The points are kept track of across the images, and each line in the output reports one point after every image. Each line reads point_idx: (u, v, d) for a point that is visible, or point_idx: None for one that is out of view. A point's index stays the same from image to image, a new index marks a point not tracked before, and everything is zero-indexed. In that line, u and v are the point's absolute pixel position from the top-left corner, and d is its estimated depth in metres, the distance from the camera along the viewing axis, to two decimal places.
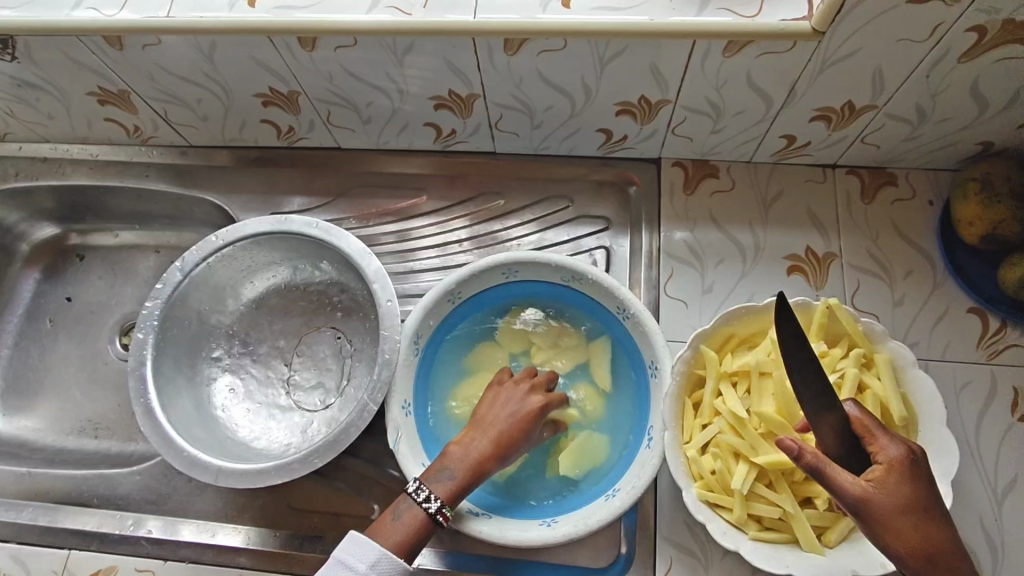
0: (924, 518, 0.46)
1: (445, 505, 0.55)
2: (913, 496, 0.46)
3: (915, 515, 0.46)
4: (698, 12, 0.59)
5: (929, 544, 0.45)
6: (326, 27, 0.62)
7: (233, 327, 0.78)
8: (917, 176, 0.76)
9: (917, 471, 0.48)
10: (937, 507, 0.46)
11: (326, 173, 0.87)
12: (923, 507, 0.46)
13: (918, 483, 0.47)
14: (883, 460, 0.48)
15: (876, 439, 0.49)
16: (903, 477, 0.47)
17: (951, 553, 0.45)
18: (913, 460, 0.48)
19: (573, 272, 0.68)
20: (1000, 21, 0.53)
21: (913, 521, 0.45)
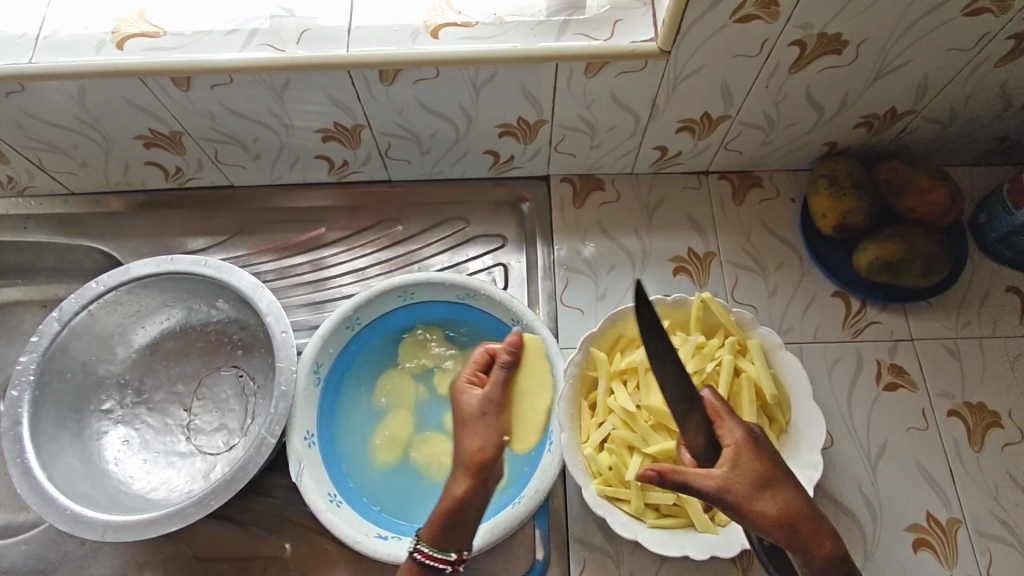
0: (780, 488, 0.47)
1: (422, 544, 0.53)
2: (762, 468, 0.48)
3: (773, 488, 0.47)
4: (557, 37, 0.64)
5: (790, 513, 0.46)
6: (198, 66, 0.63)
7: (125, 376, 0.75)
8: (779, 177, 0.83)
9: (759, 445, 0.50)
10: (787, 474, 0.48)
11: (221, 211, 0.86)
12: (776, 477, 0.48)
13: (764, 455, 0.49)
14: (732, 443, 0.50)
15: (723, 421, 0.51)
16: (751, 455, 0.49)
17: (812, 517, 0.47)
18: (753, 437, 0.50)
19: (468, 289, 0.71)
20: (815, 35, 0.61)
21: (770, 495, 0.47)
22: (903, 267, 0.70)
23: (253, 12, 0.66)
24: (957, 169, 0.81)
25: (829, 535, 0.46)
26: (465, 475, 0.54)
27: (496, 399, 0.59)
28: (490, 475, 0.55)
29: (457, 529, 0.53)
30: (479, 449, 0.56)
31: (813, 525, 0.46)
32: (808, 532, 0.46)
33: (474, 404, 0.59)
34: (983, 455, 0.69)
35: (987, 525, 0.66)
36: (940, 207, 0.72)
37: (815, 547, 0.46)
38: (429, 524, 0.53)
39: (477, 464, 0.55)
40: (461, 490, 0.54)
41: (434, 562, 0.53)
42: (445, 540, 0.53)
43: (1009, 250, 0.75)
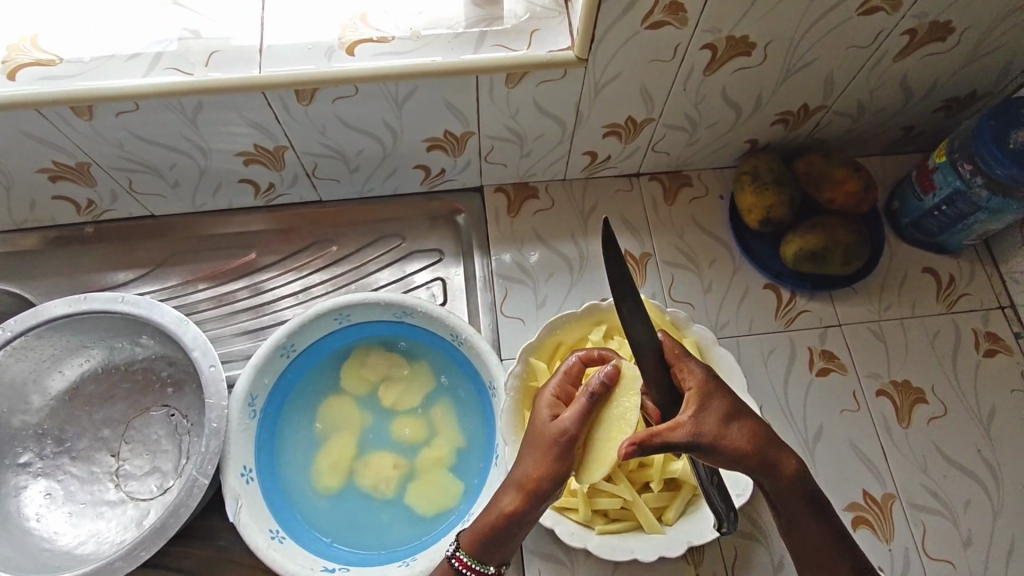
0: (748, 419, 0.50)
1: (461, 548, 0.56)
2: (728, 404, 0.49)
3: (742, 422, 0.49)
4: (476, 49, 0.64)
5: (759, 441, 0.49)
6: (100, 94, 0.60)
7: (43, 426, 0.70)
8: (707, 175, 0.85)
9: (719, 383, 0.51)
10: (747, 405, 0.51)
11: (142, 243, 0.82)
12: (740, 411, 0.49)
13: (725, 390, 0.50)
14: (694, 385, 0.50)
15: (680, 364, 0.51)
16: (713, 394, 0.49)
17: (772, 441, 0.50)
18: (712, 375, 0.51)
19: (403, 307, 0.70)
20: (724, 38, 0.63)
21: (740, 429, 0.49)
22: (825, 256, 0.73)
23: (157, 34, 0.63)
24: (870, 158, 0.85)
25: (790, 453, 0.51)
26: (516, 491, 0.54)
27: (573, 428, 0.53)
28: (542, 501, 0.53)
29: (502, 539, 0.54)
30: (534, 473, 0.53)
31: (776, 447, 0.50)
32: (777, 454, 0.50)
33: (566, 429, 0.53)
34: (911, 431, 0.72)
35: (919, 497, 0.69)
36: (855, 196, 0.75)
37: (785, 468, 0.50)
38: (471, 534, 0.55)
39: (529, 487, 0.53)
40: (511, 505, 0.53)
41: (473, 571, 0.55)
42: (485, 554, 0.55)
43: (921, 233, 0.79)
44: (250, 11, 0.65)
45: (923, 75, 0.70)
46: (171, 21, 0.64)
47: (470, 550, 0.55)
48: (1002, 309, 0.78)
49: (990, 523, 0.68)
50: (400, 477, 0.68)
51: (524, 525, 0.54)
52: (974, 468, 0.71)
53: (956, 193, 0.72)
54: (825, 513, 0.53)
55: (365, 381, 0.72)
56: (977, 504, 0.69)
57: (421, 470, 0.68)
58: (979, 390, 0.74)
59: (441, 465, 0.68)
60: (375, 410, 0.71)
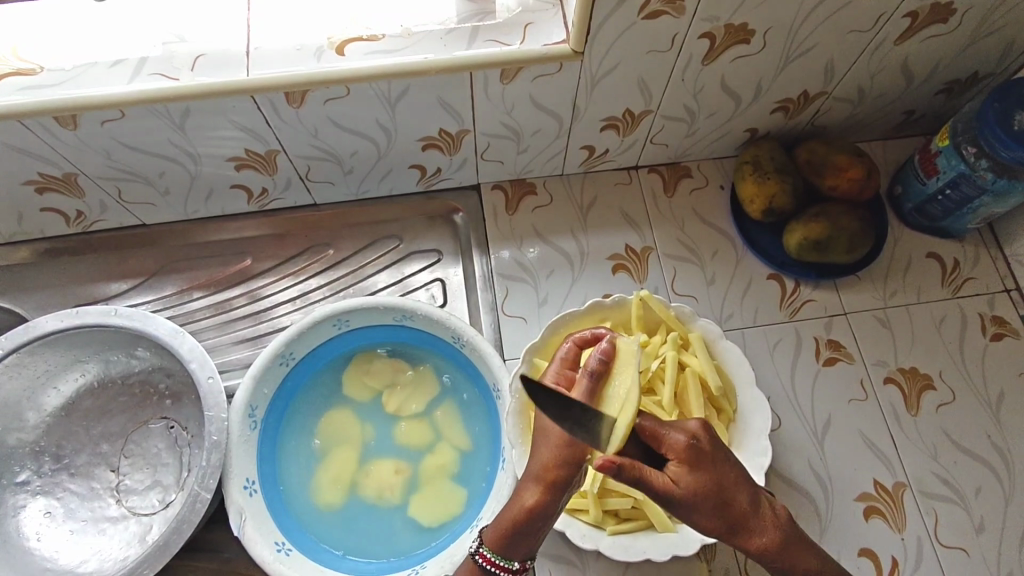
0: (724, 495, 0.48)
1: (482, 544, 0.54)
2: (709, 479, 0.48)
3: (718, 498, 0.48)
4: (469, 45, 0.62)
5: (730, 517, 0.49)
6: (84, 103, 0.58)
7: (40, 443, 0.69)
8: (707, 165, 0.84)
9: (704, 455, 0.48)
10: (729, 481, 0.49)
11: (134, 252, 0.80)
12: (716, 487, 0.48)
13: (709, 464, 0.48)
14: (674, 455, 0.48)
15: (664, 433, 0.49)
16: (693, 467, 0.48)
17: (749, 514, 0.49)
18: (697, 446, 0.48)
19: (403, 311, 0.69)
20: (722, 27, 0.61)
21: (711, 504, 0.48)
22: (829, 245, 0.72)
23: (141, 39, 0.62)
24: (870, 144, 0.84)
25: (763, 530, 0.50)
26: (537, 484, 0.53)
27: (581, 409, 0.52)
28: (564, 490, 0.53)
29: (526, 536, 0.53)
30: (551, 461, 0.53)
31: (750, 522, 0.49)
32: (747, 529, 0.49)
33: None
34: (920, 418, 0.72)
35: (930, 485, 0.69)
36: (858, 183, 0.74)
37: (753, 542, 0.50)
38: (494, 530, 0.54)
39: (548, 477, 0.53)
40: (532, 499, 0.53)
41: (497, 567, 0.54)
42: (510, 550, 0.54)
43: (924, 218, 0.78)
44: (235, 13, 0.63)
45: (924, 58, 0.69)
46: (154, 25, 0.63)
47: (495, 546, 0.54)
48: (1008, 293, 0.78)
49: (1002, 509, 0.68)
50: (404, 485, 0.67)
51: (548, 520, 0.53)
52: (985, 454, 0.70)
53: (960, 176, 0.71)
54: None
55: (367, 388, 0.71)
56: (988, 490, 0.69)
57: (425, 477, 0.68)
58: (987, 376, 0.74)
59: (445, 471, 0.68)
60: (377, 417, 0.70)
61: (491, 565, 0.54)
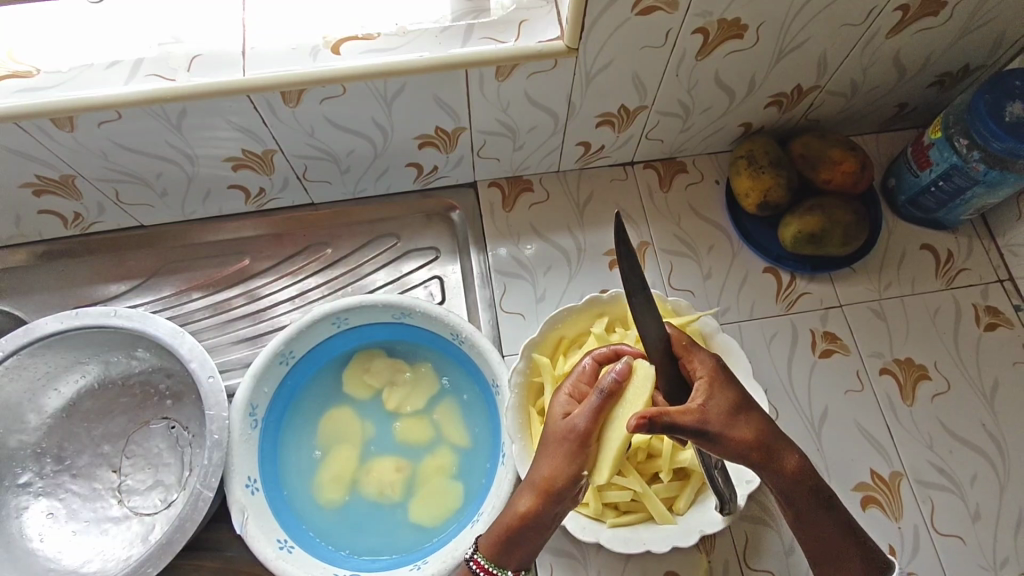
0: (753, 414, 0.51)
1: (478, 551, 0.55)
2: (737, 395, 0.51)
3: (746, 416, 0.51)
4: (464, 43, 0.62)
5: (761, 436, 0.51)
6: (81, 106, 0.58)
7: (41, 445, 0.69)
8: (702, 161, 0.84)
9: (728, 376, 0.52)
10: (753, 399, 0.52)
11: (133, 254, 0.80)
12: (743, 405, 0.51)
13: (733, 383, 0.52)
14: (703, 374, 0.52)
15: (690, 356, 0.53)
16: (722, 384, 0.51)
17: (776, 435, 0.52)
18: (722, 366, 0.53)
19: (402, 308, 0.69)
20: (715, 22, 0.62)
21: (742, 422, 0.50)
22: (824, 238, 0.72)
23: (137, 41, 0.62)
24: (864, 137, 0.85)
25: (791, 449, 0.52)
26: (532, 493, 0.54)
27: (584, 426, 0.53)
28: (559, 501, 0.53)
29: (521, 543, 0.54)
30: (549, 472, 0.53)
31: (777, 442, 0.51)
32: (777, 449, 0.51)
33: (575, 427, 0.53)
34: (916, 408, 0.72)
35: (927, 474, 0.70)
36: (853, 175, 0.74)
37: (786, 463, 0.51)
38: (489, 538, 0.55)
39: (545, 486, 0.53)
40: (525, 506, 0.53)
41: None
42: (503, 559, 0.54)
43: (918, 210, 0.79)
44: (230, 13, 0.64)
45: (916, 51, 0.70)
46: (151, 27, 0.63)
47: (489, 553, 0.54)
48: (1001, 283, 0.78)
49: (997, 497, 0.69)
50: (405, 482, 0.68)
51: (541, 527, 0.54)
52: (980, 444, 0.71)
53: (953, 168, 0.71)
54: (832, 507, 0.53)
55: (366, 386, 0.71)
56: (984, 478, 0.69)
57: (425, 473, 0.68)
58: (982, 365, 0.74)
59: (444, 469, 0.68)
60: (377, 415, 0.71)
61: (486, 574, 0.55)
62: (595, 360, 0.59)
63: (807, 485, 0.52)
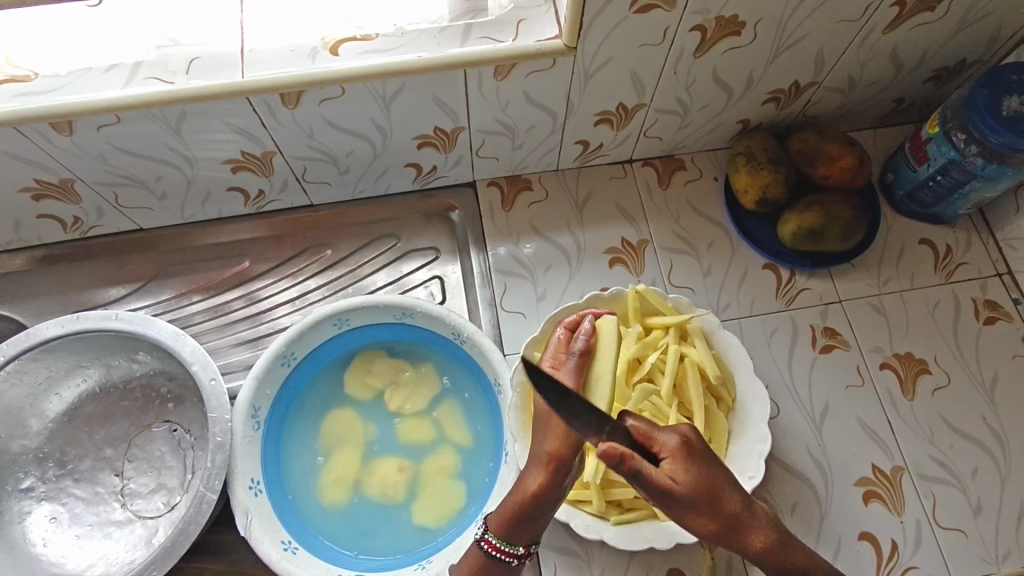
0: (720, 495, 0.48)
1: (488, 531, 0.55)
2: (703, 477, 0.48)
3: (712, 496, 0.48)
4: (462, 43, 0.62)
5: (727, 516, 0.48)
6: (79, 109, 0.58)
7: (43, 449, 0.69)
8: (701, 158, 0.84)
9: (696, 454, 0.49)
10: (723, 480, 0.49)
11: (132, 257, 0.80)
12: (713, 486, 0.48)
13: (701, 462, 0.48)
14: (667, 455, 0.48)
15: (655, 433, 0.49)
16: (687, 465, 0.48)
17: (743, 516, 0.49)
18: (688, 445, 0.49)
19: (403, 308, 0.69)
20: (713, 19, 0.62)
21: (708, 504, 0.48)
22: (823, 233, 0.73)
23: (135, 44, 0.62)
24: (861, 133, 0.85)
25: (760, 526, 0.50)
26: (541, 468, 0.54)
27: (570, 386, 0.56)
28: (567, 472, 0.54)
29: (531, 521, 0.54)
30: (555, 440, 0.54)
31: (745, 521, 0.49)
32: (743, 528, 0.49)
33: (561, 390, 0.56)
34: (916, 402, 0.73)
35: (928, 468, 0.70)
36: (851, 171, 0.74)
37: (752, 541, 0.50)
38: (499, 519, 0.55)
39: (553, 458, 0.54)
40: (535, 484, 0.54)
41: (502, 553, 0.55)
42: (514, 537, 0.55)
43: (916, 205, 0.79)
44: (227, 15, 0.64)
45: (913, 46, 0.70)
46: (148, 30, 0.63)
47: (498, 532, 0.55)
48: (1000, 277, 0.79)
49: (998, 490, 0.69)
50: (408, 482, 0.68)
51: (551, 504, 0.54)
52: (980, 437, 0.71)
53: (950, 163, 0.71)
54: (809, 574, 0.52)
55: (367, 387, 0.71)
56: (985, 471, 0.70)
57: (428, 473, 0.68)
58: (982, 359, 0.75)
59: (447, 470, 0.68)
60: (379, 416, 0.71)
61: (496, 550, 0.55)
62: (567, 328, 0.62)
63: (775, 559, 0.50)
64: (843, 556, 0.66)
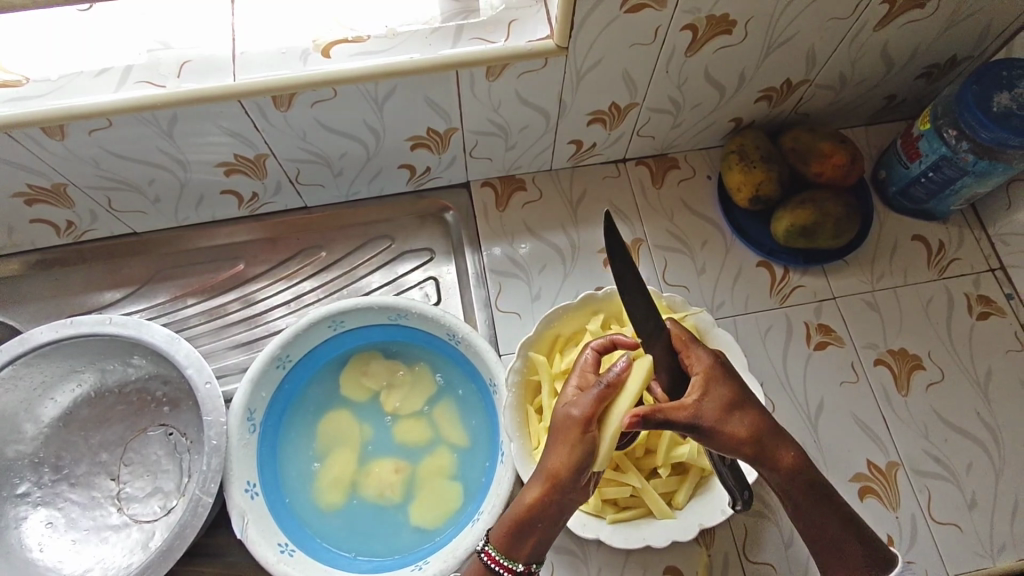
0: (750, 412, 0.51)
1: (489, 543, 0.54)
2: (734, 392, 0.51)
3: (743, 408, 0.51)
4: (454, 44, 0.62)
5: (756, 435, 0.51)
6: (70, 114, 0.58)
7: (38, 454, 0.69)
8: (694, 156, 0.84)
9: (727, 370, 0.53)
10: (752, 397, 0.52)
11: (127, 261, 0.80)
12: (740, 403, 0.51)
13: (732, 378, 0.52)
14: (700, 369, 0.52)
15: (692, 348, 0.54)
16: (719, 380, 0.52)
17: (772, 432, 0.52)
18: (721, 363, 0.53)
19: (398, 310, 0.69)
20: (703, 18, 0.62)
21: (739, 420, 0.51)
22: (816, 231, 0.73)
23: (127, 47, 0.62)
24: (853, 130, 0.85)
25: (788, 444, 0.52)
26: (540, 482, 0.53)
27: (580, 413, 0.52)
28: (565, 493, 0.53)
29: (530, 533, 0.54)
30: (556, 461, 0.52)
31: (773, 438, 0.52)
32: (771, 446, 0.52)
33: (571, 414, 0.52)
34: (911, 398, 0.73)
35: (922, 463, 0.70)
36: (843, 168, 0.75)
37: (782, 458, 0.52)
38: (500, 530, 0.54)
39: (551, 476, 0.52)
40: (533, 497, 0.53)
41: (503, 568, 0.54)
42: (514, 550, 0.54)
43: (909, 201, 0.79)
44: (218, 18, 0.64)
45: (904, 43, 0.70)
46: (138, 33, 0.62)
47: (500, 545, 0.54)
48: (992, 272, 0.79)
49: (992, 484, 0.69)
50: (404, 483, 0.68)
51: (549, 519, 0.53)
52: (974, 431, 0.71)
53: (942, 159, 0.72)
54: (832, 500, 0.54)
55: (363, 389, 0.71)
56: (979, 466, 0.70)
57: (425, 473, 0.68)
58: (975, 354, 0.75)
59: (444, 470, 0.68)
60: (375, 417, 0.71)
61: (494, 563, 0.54)
62: (595, 351, 0.60)
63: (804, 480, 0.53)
64: None
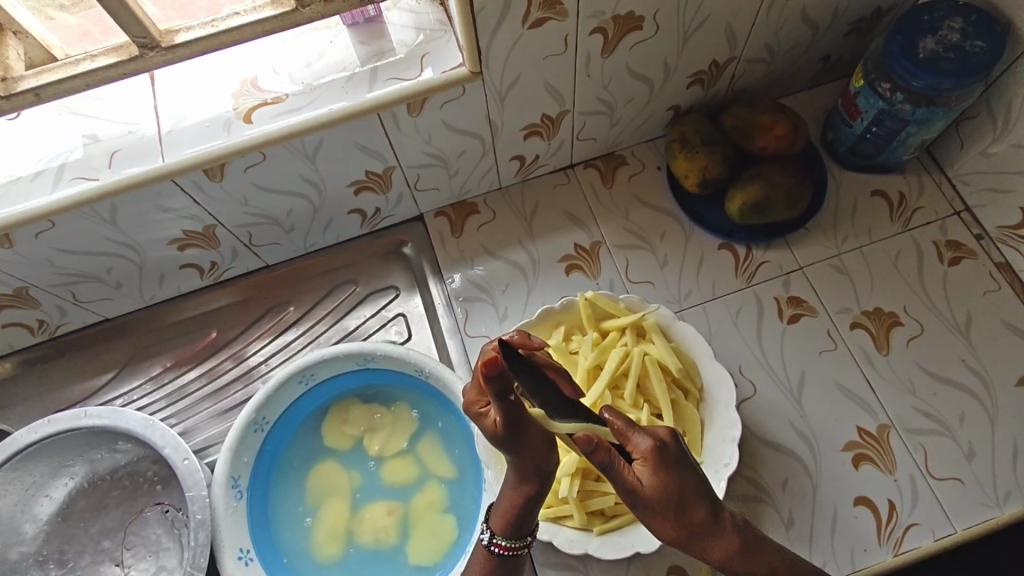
0: (686, 501, 0.46)
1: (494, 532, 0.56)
2: (669, 482, 0.46)
3: (677, 499, 0.46)
4: (370, 87, 0.63)
5: (688, 523, 0.47)
6: (12, 221, 0.60)
7: (42, 552, 0.70)
8: (641, 150, 0.84)
9: (668, 459, 0.46)
10: (692, 489, 0.47)
11: (104, 347, 0.82)
12: (679, 491, 0.46)
13: (672, 469, 0.46)
14: (637, 455, 0.46)
15: (632, 435, 0.47)
16: (654, 469, 0.46)
17: (705, 525, 0.47)
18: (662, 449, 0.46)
19: (363, 355, 0.69)
20: (610, 20, 0.62)
21: (673, 511, 0.46)
22: (769, 205, 0.72)
23: (58, 146, 0.63)
24: (795, 97, 0.85)
25: (722, 537, 0.48)
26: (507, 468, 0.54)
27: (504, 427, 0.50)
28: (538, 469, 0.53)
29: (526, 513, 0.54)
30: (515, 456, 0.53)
31: (707, 529, 0.47)
32: (703, 536, 0.48)
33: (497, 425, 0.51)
34: (893, 356, 0.72)
35: (913, 421, 0.69)
36: (786, 138, 0.74)
37: (712, 548, 0.48)
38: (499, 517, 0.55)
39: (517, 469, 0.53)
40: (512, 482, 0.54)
41: (514, 550, 0.55)
42: (518, 531, 0.55)
43: (860, 158, 0.79)
44: (141, 100, 0.65)
45: (821, 4, 0.70)
46: (65, 130, 0.64)
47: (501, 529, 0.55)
48: (958, 215, 0.77)
49: (988, 432, 0.68)
50: (398, 525, 0.68)
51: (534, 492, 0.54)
52: (962, 379, 0.70)
53: (882, 113, 0.71)
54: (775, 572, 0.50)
55: (345, 437, 0.72)
56: (972, 415, 0.69)
57: (417, 511, 0.69)
58: (952, 301, 0.74)
59: (433, 505, 0.68)
60: (361, 462, 0.71)
61: (501, 546, 0.56)
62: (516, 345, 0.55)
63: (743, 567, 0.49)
64: (840, 526, 0.65)
